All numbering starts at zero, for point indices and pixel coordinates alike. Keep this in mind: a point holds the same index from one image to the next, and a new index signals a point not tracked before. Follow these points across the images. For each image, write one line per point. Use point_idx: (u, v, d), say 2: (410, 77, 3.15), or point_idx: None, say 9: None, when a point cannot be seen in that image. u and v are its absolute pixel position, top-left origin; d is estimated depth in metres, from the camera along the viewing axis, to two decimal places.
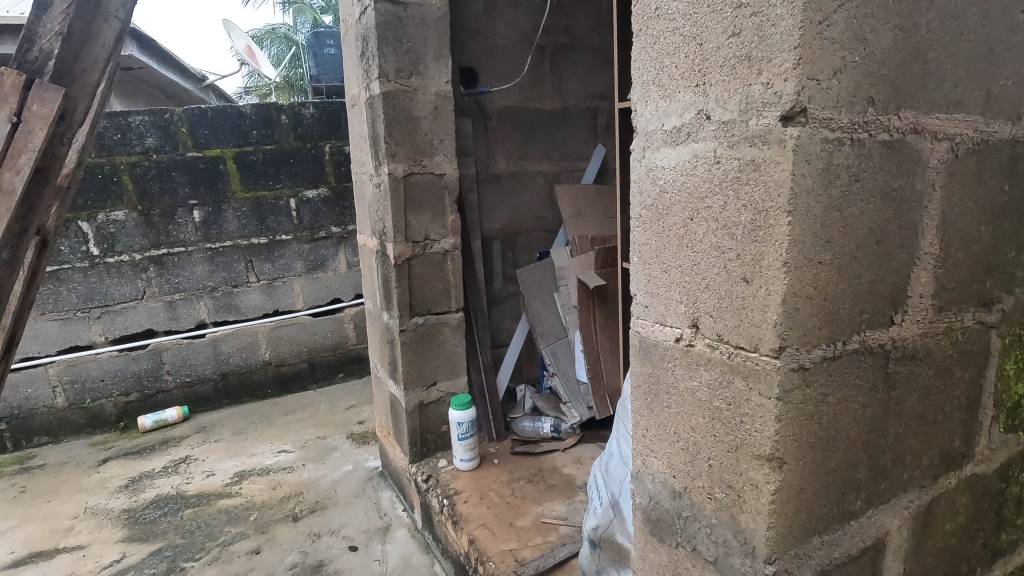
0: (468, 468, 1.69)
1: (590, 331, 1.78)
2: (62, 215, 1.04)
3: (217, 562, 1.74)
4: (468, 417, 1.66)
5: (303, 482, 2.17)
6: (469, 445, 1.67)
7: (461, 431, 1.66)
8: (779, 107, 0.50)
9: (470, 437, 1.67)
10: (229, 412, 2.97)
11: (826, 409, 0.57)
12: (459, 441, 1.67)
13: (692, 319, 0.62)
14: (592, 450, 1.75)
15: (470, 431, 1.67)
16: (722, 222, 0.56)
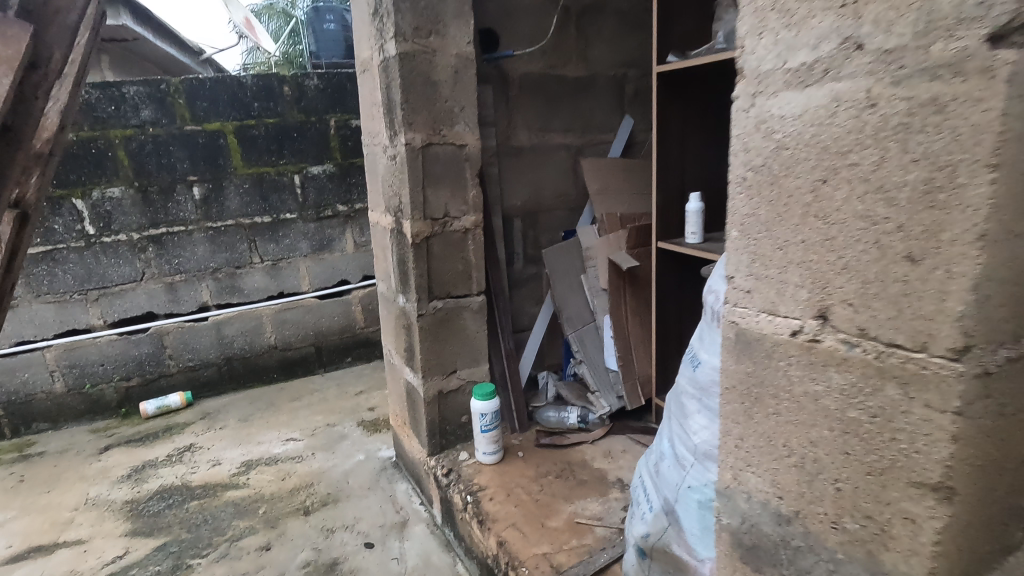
0: (490, 462, 1.58)
1: (620, 316, 1.68)
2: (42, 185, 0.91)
3: (226, 560, 1.65)
4: (491, 409, 1.54)
5: (313, 473, 2.07)
6: (492, 439, 1.56)
7: (483, 424, 1.55)
8: (983, 23, 0.41)
9: (493, 430, 1.56)
10: (234, 398, 2.87)
11: (1004, 427, 0.49)
12: (482, 434, 1.56)
13: (820, 308, 0.54)
14: (623, 442, 1.64)
15: (493, 424, 1.56)
16: (879, 188, 0.48)
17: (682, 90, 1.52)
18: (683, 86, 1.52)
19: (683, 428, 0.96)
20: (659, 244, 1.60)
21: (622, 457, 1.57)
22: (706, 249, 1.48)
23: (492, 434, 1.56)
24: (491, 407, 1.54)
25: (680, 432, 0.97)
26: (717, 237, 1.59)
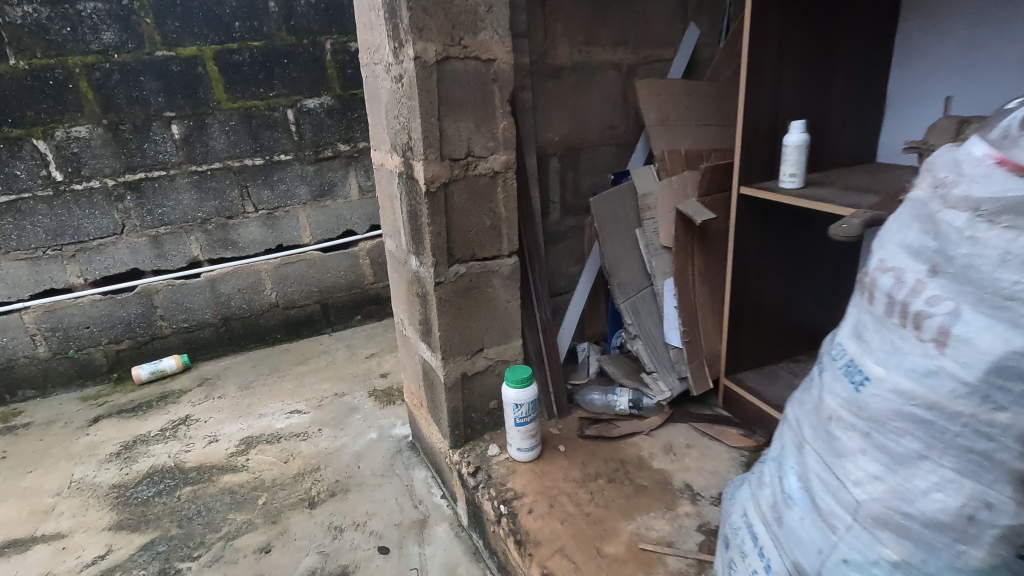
0: (525, 459, 1.30)
1: (687, 281, 1.34)
2: None
3: (219, 564, 1.43)
4: (526, 398, 1.24)
5: (320, 454, 1.83)
6: (527, 433, 1.28)
7: (516, 415, 1.26)
8: None
9: (528, 423, 1.27)
10: (235, 361, 2.63)
11: None
12: (515, 427, 1.27)
13: None
14: (686, 434, 1.35)
15: (529, 416, 1.26)
16: None
17: None
18: None
19: (831, 472, 0.67)
20: (743, 188, 1.24)
21: (688, 454, 1.29)
22: (812, 196, 1.12)
23: (528, 427, 1.27)
24: (526, 397, 1.24)
25: (823, 475, 0.68)
26: (819, 179, 1.23)
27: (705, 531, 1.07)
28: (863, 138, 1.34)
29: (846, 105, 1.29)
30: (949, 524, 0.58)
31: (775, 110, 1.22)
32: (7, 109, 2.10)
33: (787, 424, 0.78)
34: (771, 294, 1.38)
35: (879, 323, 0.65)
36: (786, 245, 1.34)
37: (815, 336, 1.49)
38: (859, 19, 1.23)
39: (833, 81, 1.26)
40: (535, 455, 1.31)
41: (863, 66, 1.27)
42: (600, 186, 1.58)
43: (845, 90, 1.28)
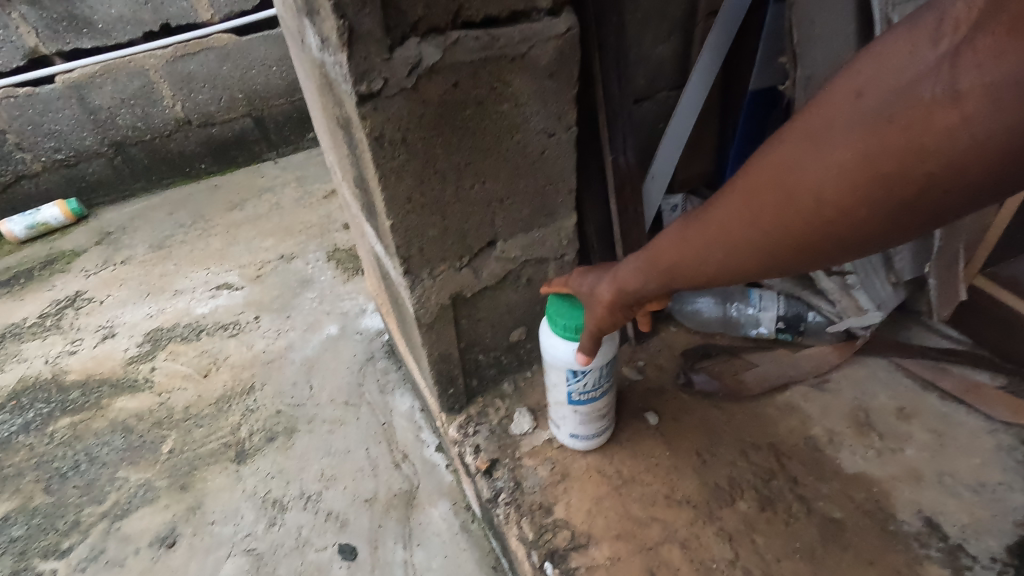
0: (581, 453, 0.68)
1: None
2: None
3: (99, 568, 0.92)
4: (601, 360, 0.59)
5: (255, 361, 1.24)
6: (592, 417, 0.63)
7: (574, 386, 0.60)
8: None
9: (597, 400, 0.62)
10: (147, 205, 1.90)
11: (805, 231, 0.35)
12: (566, 404, 0.63)
13: None
14: (894, 387, 0.70)
15: (602, 390, 0.61)
16: None
17: None
18: None
19: None
20: None
21: (909, 440, 0.65)
22: None
23: (595, 407, 0.62)
24: (601, 358, 0.58)
25: None
26: None
27: None
28: None
29: None
30: None
31: None
32: None
33: None
34: None
35: None
36: None
37: None
38: None
39: None
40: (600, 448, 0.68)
41: None
42: None
43: None
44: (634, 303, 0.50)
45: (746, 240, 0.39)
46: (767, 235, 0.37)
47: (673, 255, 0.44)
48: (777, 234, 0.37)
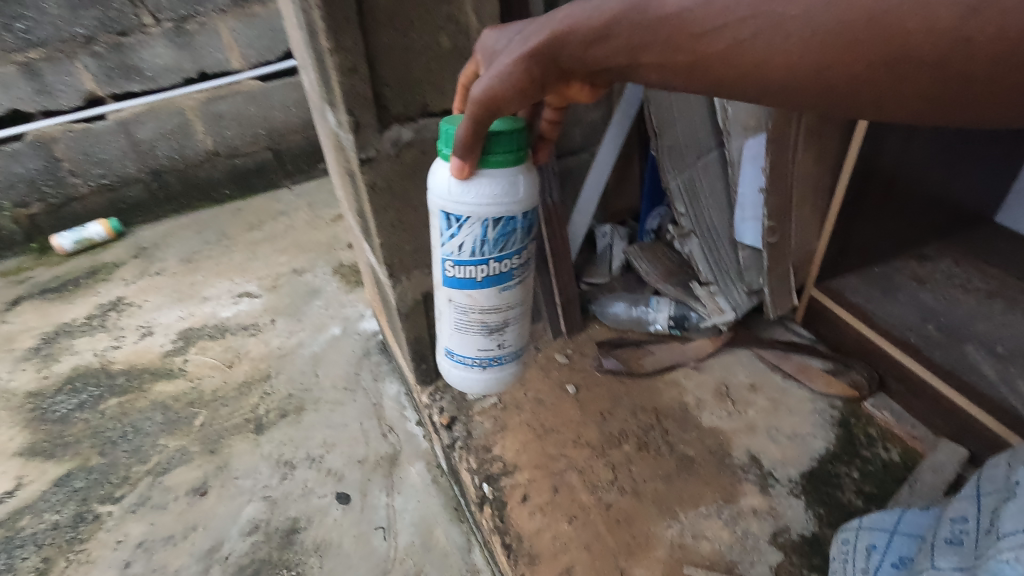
0: (469, 374, 0.81)
1: (785, 144, 0.80)
2: None
3: (145, 511, 1.16)
4: (486, 211, 0.65)
5: (271, 356, 1.49)
6: (472, 313, 0.74)
7: (458, 254, 0.69)
8: None
9: (481, 279, 0.71)
10: (178, 224, 2.18)
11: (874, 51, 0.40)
12: (452, 281, 0.72)
13: None
14: (749, 367, 0.95)
15: (486, 266, 0.70)
16: None
17: None
18: None
19: None
20: None
21: (753, 404, 0.89)
22: None
23: (478, 295, 0.72)
24: (483, 195, 0.64)
25: None
26: None
27: (782, 546, 0.72)
28: None
29: None
30: None
31: None
32: None
33: None
34: (916, 155, 0.85)
35: None
36: None
37: (955, 218, 1.01)
38: None
39: None
40: (489, 370, 0.80)
41: None
42: None
43: None
44: (554, 62, 0.53)
45: (821, 33, 0.41)
46: (817, 42, 0.42)
47: (712, 41, 0.45)
48: (842, 41, 0.41)
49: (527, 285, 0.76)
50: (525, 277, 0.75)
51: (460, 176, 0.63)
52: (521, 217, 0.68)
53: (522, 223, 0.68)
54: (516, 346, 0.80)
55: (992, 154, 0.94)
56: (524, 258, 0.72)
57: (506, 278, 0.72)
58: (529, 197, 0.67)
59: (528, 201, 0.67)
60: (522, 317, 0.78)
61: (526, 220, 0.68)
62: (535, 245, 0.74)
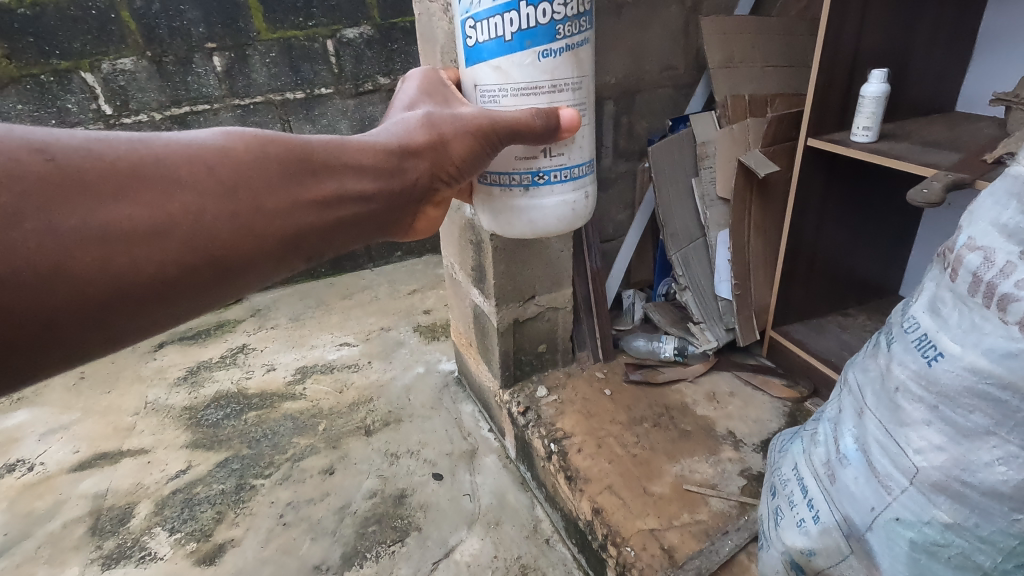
0: (512, 203, 0.82)
1: (743, 232, 1.33)
2: None
3: (289, 483, 1.56)
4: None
5: (372, 386, 1.94)
6: (504, 92, 0.76)
7: (481, 5, 0.73)
8: None
9: (511, 35, 0.73)
10: (284, 293, 2.73)
11: None
12: (479, 49, 0.76)
13: None
14: (728, 381, 1.40)
15: (517, 17, 0.72)
16: None
17: None
18: None
19: (893, 439, 0.68)
20: (809, 140, 1.20)
21: (731, 403, 1.33)
22: (885, 151, 1.08)
23: (509, 62, 0.74)
24: None
25: (885, 442, 0.69)
26: (892, 130, 1.18)
27: (747, 475, 1.13)
28: (943, 87, 1.27)
29: (933, 52, 1.21)
30: (1009, 495, 0.59)
31: (856, 49, 1.14)
32: (52, 38, 1.88)
33: (848, 387, 0.80)
34: (827, 244, 1.36)
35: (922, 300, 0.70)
36: (847, 197, 1.31)
37: (866, 290, 1.49)
38: None
39: (923, 23, 1.17)
40: (531, 194, 0.81)
41: (955, 7, 1.18)
42: (655, 132, 1.54)
43: (933, 31, 1.19)
44: None
45: None
46: None
47: None
48: None
49: (574, 69, 0.77)
50: (570, 43, 0.75)
51: None
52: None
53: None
54: (566, 163, 0.81)
55: (883, 248, 1.44)
56: (564, 8, 0.73)
57: (543, 41, 0.73)
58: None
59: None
60: (568, 104, 0.78)
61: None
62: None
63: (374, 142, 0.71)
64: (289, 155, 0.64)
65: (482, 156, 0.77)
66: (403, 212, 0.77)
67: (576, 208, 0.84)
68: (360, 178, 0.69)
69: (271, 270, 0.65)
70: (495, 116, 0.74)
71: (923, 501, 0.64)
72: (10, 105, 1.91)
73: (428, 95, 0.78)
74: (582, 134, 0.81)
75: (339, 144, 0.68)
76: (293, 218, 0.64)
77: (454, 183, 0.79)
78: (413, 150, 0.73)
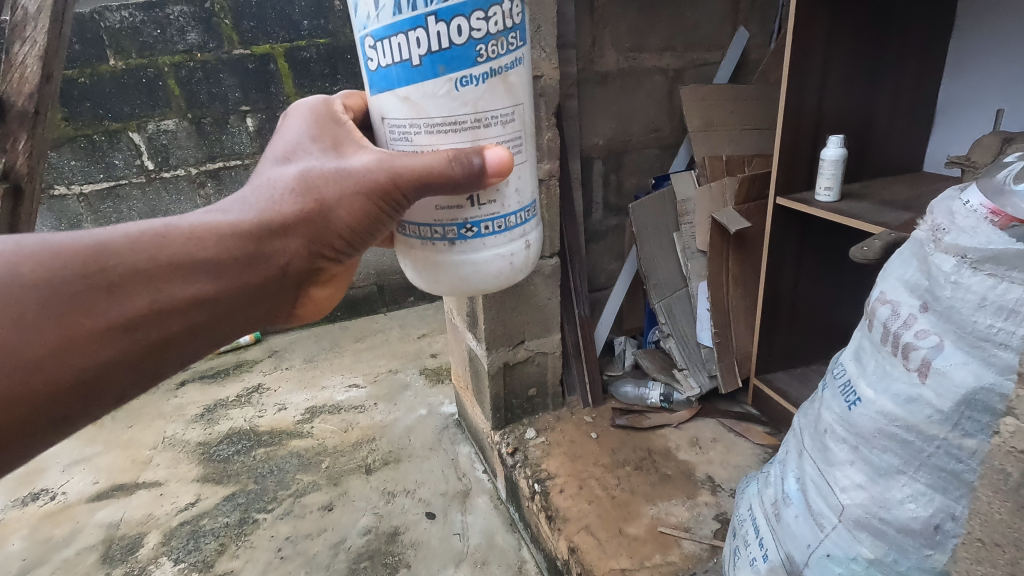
0: (435, 259, 0.64)
1: (720, 283, 1.42)
2: (56, 65, 0.98)
3: (290, 518, 1.63)
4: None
5: (376, 426, 2.01)
6: (418, 130, 0.58)
7: (379, 19, 0.55)
8: None
9: (420, 59, 0.55)
10: (301, 335, 2.87)
11: None
12: (383, 75, 0.58)
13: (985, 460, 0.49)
14: (712, 428, 1.44)
15: (424, 32, 0.54)
16: None
17: None
18: None
19: (824, 478, 0.73)
20: (778, 199, 1.28)
21: (713, 449, 1.37)
22: (844, 210, 1.15)
23: (419, 93, 0.57)
24: None
25: (818, 481, 0.74)
26: (856, 190, 1.26)
27: (721, 520, 1.16)
28: (909, 150, 1.35)
29: (895, 118, 1.30)
30: (919, 531, 0.63)
31: (818, 118, 1.23)
32: (106, 103, 2.07)
33: (793, 431, 0.85)
34: (804, 296, 1.42)
35: (874, 350, 0.71)
36: (821, 252, 1.38)
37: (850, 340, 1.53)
38: (909, 28, 1.22)
39: (881, 93, 1.26)
40: (459, 249, 0.63)
41: (912, 79, 1.27)
42: (641, 189, 1.64)
43: (893, 99, 1.28)
44: None
45: None
46: None
47: None
48: None
49: (507, 96, 0.59)
50: (498, 66, 0.57)
51: None
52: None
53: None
54: (503, 209, 0.63)
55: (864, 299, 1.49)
56: (487, 23, 0.55)
57: (461, 66, 0.55)
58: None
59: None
60: (500, 140, 0.60)
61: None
62: (504, 7, 0.56)
63: (217, 227, 0.59)
64: (86, 267, 0.54)
65: (377, 220, 0.63)
66: (267, 304, 0.66)
67: (518, 262, 0.66)
68: (189, 282, 0.58)
69: (69, 413, 0.56)
70: (394, 167, 0.58)
71: (849, 537, 0.69)
72: (65, 161, 2.10)
73: (315, 137, 0.63)
74: (523, 174, 0.64)
75: (162, 239, 0.57)
76: (87, 353, 0.54)
77: (343, 254, 0.67)
78: (278, 228, 0.61)
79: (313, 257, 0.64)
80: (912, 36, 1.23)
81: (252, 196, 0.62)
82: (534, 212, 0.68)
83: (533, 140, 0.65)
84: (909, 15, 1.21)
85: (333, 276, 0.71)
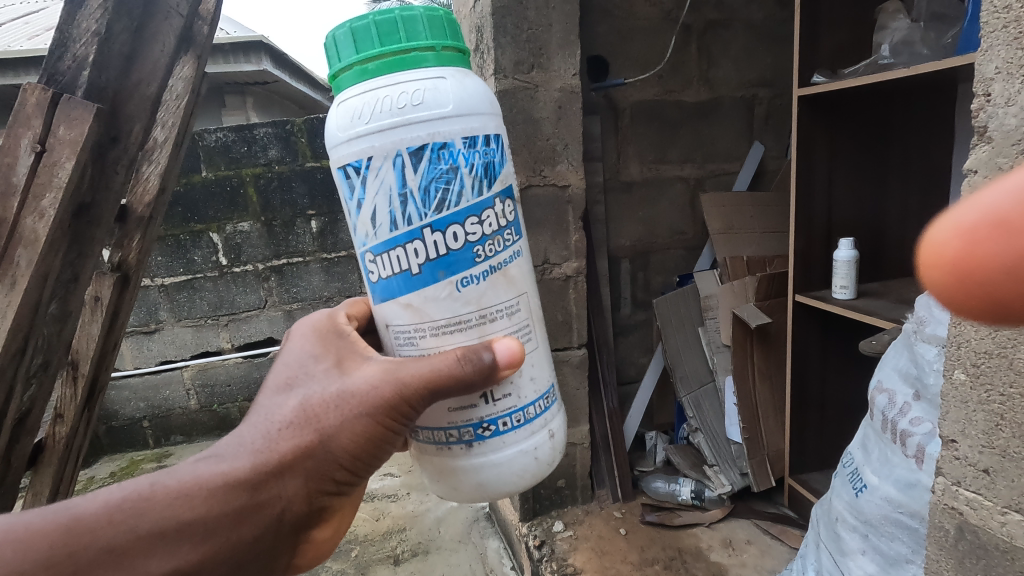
0: (451, 464, 0.66)
1: (746, 377, 1.47)
2: (166, 179, 1.19)
3: None
4: (393, 140, 0.58)
5: (407, 516, 2.01)
6: (422, 330, 0.62)
7: (375, 235, 0.61)
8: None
9: (419, 267, 0.60)
10: None
11: None
12: (383, 286, 0.63)
13: (949, 504, 0.59)
14: (746, 529, 1.39)
15: (421, 242, 0.60)
16: (993, 367, 0.51)
17: (833, 110, 1.26)
18: (833, 104, 1.25)
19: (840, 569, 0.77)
20: (798, 296, 1.34)
21: (747, 550, 1.32)
22: (860, 307, 1.20)
23: (421, 299, 0.61)
24: (386, 115, 0.57)
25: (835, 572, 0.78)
26: (873, 290, 1.32)
27: None
28: None
29: (906, 223, 1.37)
30: None
31: (829, 221, 1.32)
32: (194, 208, 2.39)
33: (812, 523, 0.89)
34: (831, 392, 1.44)
35: (880, 441, 0.79)
36: (844, 349, 1.41)
37: None
38: (910, 143, 1.32)
39: (889, 200, 1.35)
40: (478, 450, 0.66)
41: (919, 184, 1.34)
42: (668, 286, 1.72)
43: (902, 206, 1.36)
44: None
45: None
46: None
47: None
48: None
49: (508, 289, 0.65)
50: (496, 263, 0.63)
51: (331, 117, 0.62)
52: (454, 153, 0.59)
53: (459, 160, 0.59)
54: (519, 401, 0.66)
55: None
56: (481, 227, 0.62)
57: (460, 269, 0.61)
58: (462, 107, 0.60)
59: (462, 121, 0.60)
60: (506, 331, 0.65)
61: (468, 165, 0.60)
62: (497, 208, 0.63)
63: (208, 479, 0.60)
64: (53, 552, 0.54)
65: (381, 438, 0.64)
66: (258, 559, 0.66)
67: (542, 456, 0.69)
68: (168, 554, 0.58)
69: None
70: (400, 377, 0.61)
71: None
72: (153, 258, 2.39)
73: (318, 356, 0.67)
74: (534, 361, 0.68)
75: (142, 506, 0.58)
76: None
77: (346, 483, 0.67)
78: (276, 470, 0.62)
79: (313, 494, 0.65)
80: (913, 149, 1.32)
81: (251, 436, 0.64)
82: (552, 397, 0.71)
83: (539, 323, 0.70)
84: (907, 130, 1.31)
85: (334, 513, 0.71)
